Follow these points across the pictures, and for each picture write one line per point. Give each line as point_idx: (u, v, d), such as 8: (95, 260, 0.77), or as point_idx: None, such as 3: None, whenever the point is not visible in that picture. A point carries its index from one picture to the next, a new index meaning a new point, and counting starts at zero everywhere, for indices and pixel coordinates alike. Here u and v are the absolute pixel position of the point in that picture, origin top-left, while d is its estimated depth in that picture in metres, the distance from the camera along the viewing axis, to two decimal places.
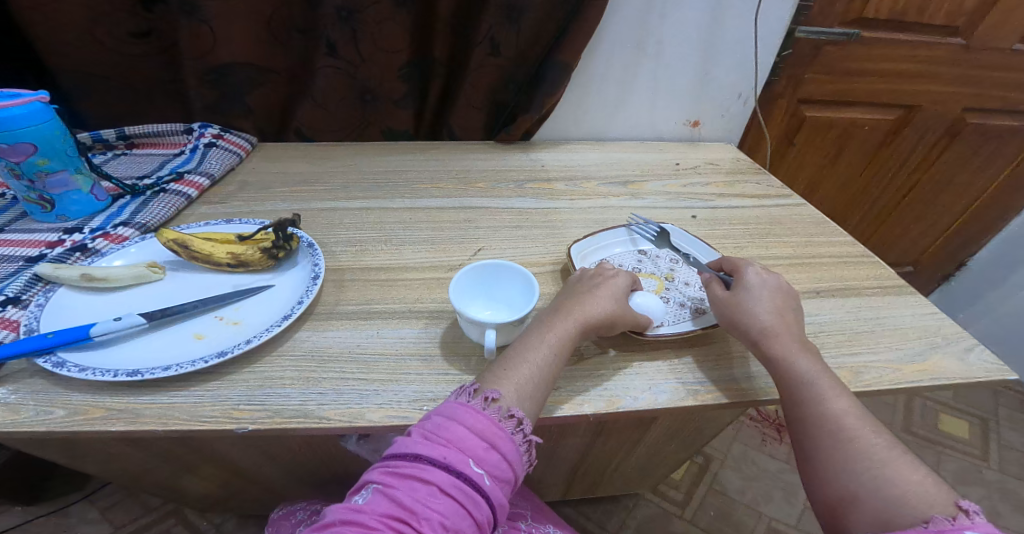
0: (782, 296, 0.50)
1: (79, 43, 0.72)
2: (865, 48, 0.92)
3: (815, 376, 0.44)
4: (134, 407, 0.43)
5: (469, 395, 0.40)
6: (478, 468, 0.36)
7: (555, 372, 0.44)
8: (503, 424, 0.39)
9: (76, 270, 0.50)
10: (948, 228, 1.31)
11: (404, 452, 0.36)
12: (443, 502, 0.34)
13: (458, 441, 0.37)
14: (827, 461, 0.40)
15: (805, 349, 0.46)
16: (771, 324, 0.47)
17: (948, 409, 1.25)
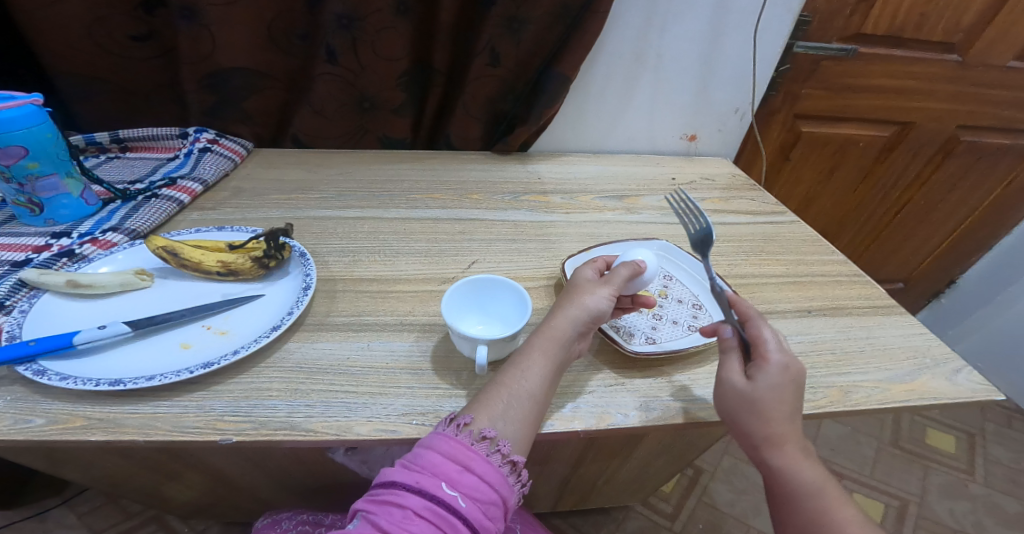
0: (796, 383, 0.43)
1: (77, 46, 0.72)
2: (863, 64, 0.93)
3: (820, 486, 0.42)
4: (116, 417, 0.43)
5: (446, 422, 0.40)
6: (451, 491, 0.35)
7: (531, 387, 0.43)
8: (474, 446, 0.38)
9: (62, 276, 0.50)
10: (940, 246, 1.32)
11: (382, 482, 0.37)
12: (418, 525, 0.33)
13: (430, 465, 0.36)
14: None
15: (810, 456, 0.44)
16: (782, 432, 0.43)
17: (938, 425, 1.25)
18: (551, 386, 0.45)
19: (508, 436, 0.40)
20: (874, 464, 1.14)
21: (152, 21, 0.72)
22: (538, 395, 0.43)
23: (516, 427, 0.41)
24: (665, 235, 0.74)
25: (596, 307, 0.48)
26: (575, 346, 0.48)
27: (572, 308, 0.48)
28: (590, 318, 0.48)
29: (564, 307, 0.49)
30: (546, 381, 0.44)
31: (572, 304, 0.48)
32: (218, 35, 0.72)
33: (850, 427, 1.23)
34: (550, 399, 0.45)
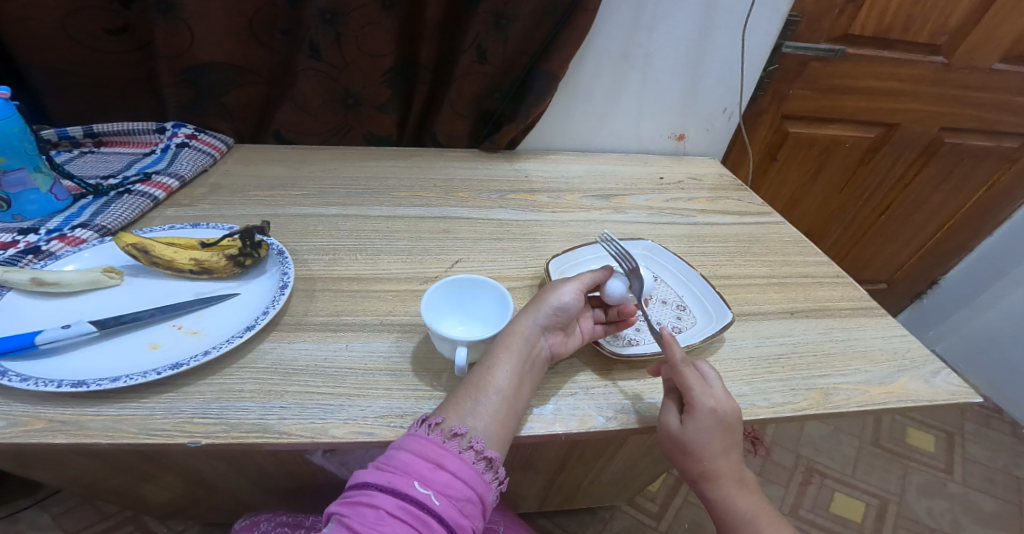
0: (720, 421, 0.43)
1: (47, 37, 0.70)
2: (850, 65, 0.93)
3: (754, 515, 0.44)
4: (80, 420, 0.41)
5: (419, 422, 0.40)
6: (425, 489, 0.35)
7: (500, 382, 0.43)
8: (448, 444, 0.38)
9: (25, 274, 0.48)
10: (921, 248, 1.33)
11: (356, 484, 0.36)
12: (392, 524, 0.33)
13: (402, 465, 0.36)
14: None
15: (746, 484, 0.45)
16: (714, 467, 0.44)
17: (919, 424, 1.27)
18: (522, 381, 0.44)
19: (479, 431, 0.40)
20: (854, 463, 1.15)
21: (129, 14, 0.70)
22: (507, 391, 0.43)
23: (485, 423, 0.40)
24: (652, 235, 0.73)
25: (562, 301, 0.49)
26: (543, 342, 0.48)
27: (535, 305, 0.48)
28: (555, 313, 0.48)
29: (526, 306, 0.49)
30: (515, 377, 0.44)
31: (535, 301, 0.49)
32: (196, 28, 0.70)
33: (832, 426, 1.24)
34: (523, 395, 0.44)
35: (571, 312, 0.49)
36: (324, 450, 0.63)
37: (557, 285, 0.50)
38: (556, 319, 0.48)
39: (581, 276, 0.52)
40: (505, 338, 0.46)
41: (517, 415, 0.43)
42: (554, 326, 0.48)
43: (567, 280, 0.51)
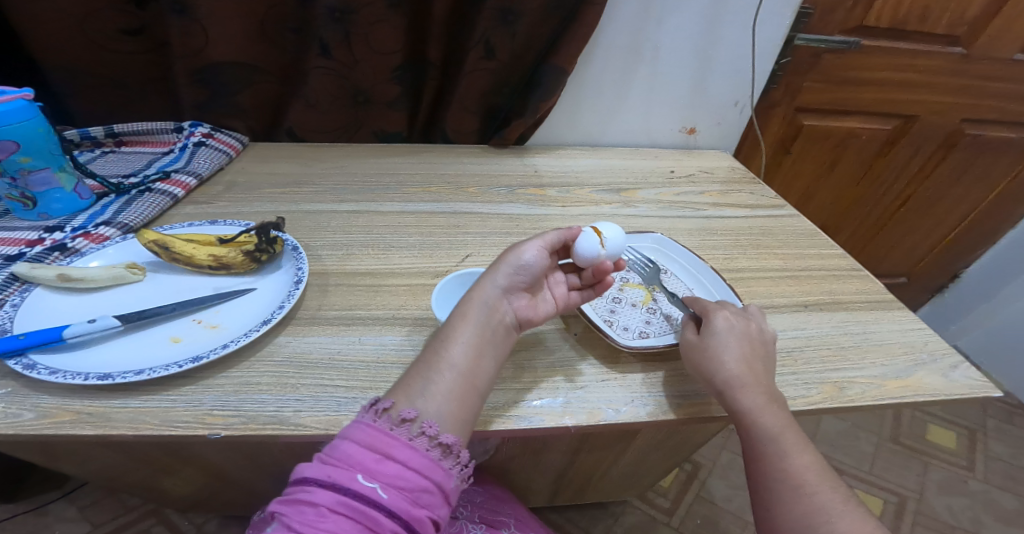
0: (745, 331, 0.48)
1: (68, 39, 0.72)
2: (865, 57, 0.91)
3: (780, 431, 0.42)
4: (105, 412, 0.43)
5: (366, 409, 0.38)
6: (370, 482, 0.33)
7: (455, 356, 0.43)
8: (395, 432, 0.36)
9: (52, 270, 0.50)
10: (942, 240, 1.30)
11: (296, 480, 0.34)
12: (334, 520, 0.31)
13: (346, 457, 0.34)
14: (785, 519, 0.38)
15: (772, 401, 0.44)
16: (738, 373, 0.44)
17: (938, 420, 1.25)
18: (480, 354, 0.44)
19: (433, 415, 0.39)
20: (872, 459, 1.14)
21: (145, 15, 0.72)
22: (462, 365, 0.42)
23: (438, 404, 0.39)
24: (662, 229, 0.73)
25: (520, 263, 0.48)
26: (506, 308, 0.47)
27: (493, 271, 0.48)
28: (515, 274, 0.47)
29: (484, 273, 0.49)
30: (471, 350, 0.43)
31: (494, 267, 0.48)
32: (210, 29, 0.71)
33: (849, 422, 1.22)
34: (481, 367, 0.43)
35: (531, 273, 0.48)
36: None
37: (517, 244, 0.49)
38: (518, 280, 0.48)
39: (543, 235, 0.50)
40: (462, 308, 0.46)
41: (478, 392, 0.42)
42: (516, 288, 0.48)
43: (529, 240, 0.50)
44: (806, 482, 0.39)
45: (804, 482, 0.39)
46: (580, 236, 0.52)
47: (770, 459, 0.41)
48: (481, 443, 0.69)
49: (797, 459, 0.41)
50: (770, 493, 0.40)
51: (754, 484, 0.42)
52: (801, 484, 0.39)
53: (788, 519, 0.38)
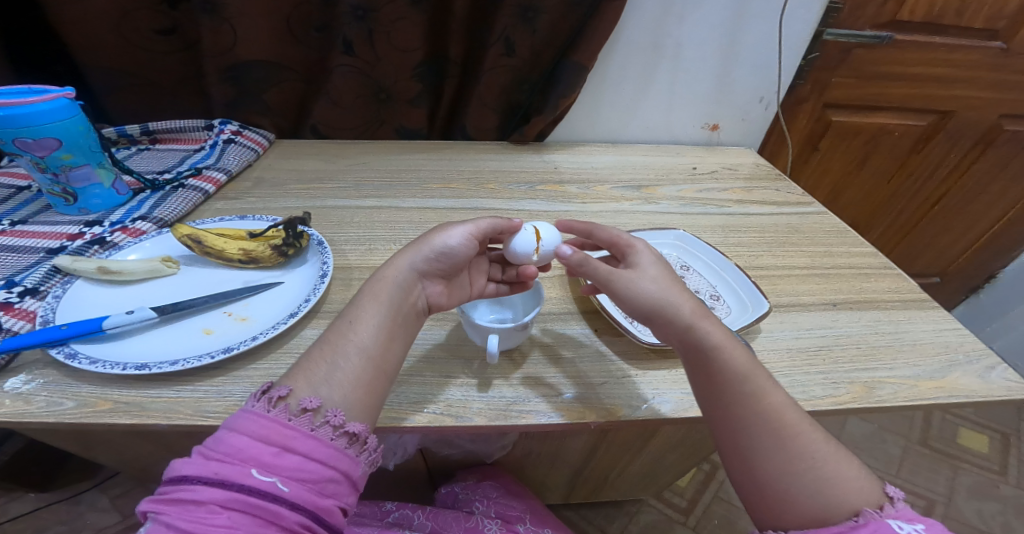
0: (666, 263, 0.47)
1: (103, 40, 0.74)
2: (898, 52, 0.88)
3: (749, 371, 0.41)
4: (141, 401, 0.44)
5: (256, 397, 0.37)
6: (267, 476, 0.33)
7: (363, 339, 0.41)
8: (293, 422, 0.35)
9: (93, 263, 0.52)
10: (977, 239, 1.26)
11: (174, 477, 0.33)
12: (225, 516, 0.31)
13: (236, 451, 0.33)
14: (766, 463, 0.39)
15: (732, 341, 0.43)
16: (693, 311, 0.43)
17: (969, 424, 1.21)
18: (391, 339, 0.42)
19: (337, 403, 0.38)
20: (899, 462, 1.11)
21: (176, 16, 0.74)
22: (373, 350, 0.41)
23: (344, 392, 0.38)
24: (684, 226, 0.72)
25: (442, 247, 0.46)
26: (420, 292, 0.46)
27: (412, 253, 0.46)
28: (436, 259, 0.46)
29: (401, 253, 0.47)
30: (382, 334, 0.42)
31: (414, 248, 0.46)
32: (238, 28, 0.73)
33: (876, 424, 1.20)
34: (391, 351, 0.42)
35: (452, 258, 0.46)
36: None
37: (443, 228, 0.47)
38: (439, 266, 0.46)
39: (474, 222, 0.48)
40: (373, 288, 0.44)
41: (387, 376, 0.41)
42: (435, 273, 0.47)
43: (456, 225, 0.48)
44: (786, 422, 0.39)
45: (785, 423, 0.39)
46: (518, 232, 0.52)
47: (749, 400, 0.40)
48: (500, 437, 0.69)
49: (773, 397, 0.41)
50: (745, 435, 0.40)
51: (720, 423, 0.41)
52: (782, 426, 0.39)
53: (772, 463, 0.38)
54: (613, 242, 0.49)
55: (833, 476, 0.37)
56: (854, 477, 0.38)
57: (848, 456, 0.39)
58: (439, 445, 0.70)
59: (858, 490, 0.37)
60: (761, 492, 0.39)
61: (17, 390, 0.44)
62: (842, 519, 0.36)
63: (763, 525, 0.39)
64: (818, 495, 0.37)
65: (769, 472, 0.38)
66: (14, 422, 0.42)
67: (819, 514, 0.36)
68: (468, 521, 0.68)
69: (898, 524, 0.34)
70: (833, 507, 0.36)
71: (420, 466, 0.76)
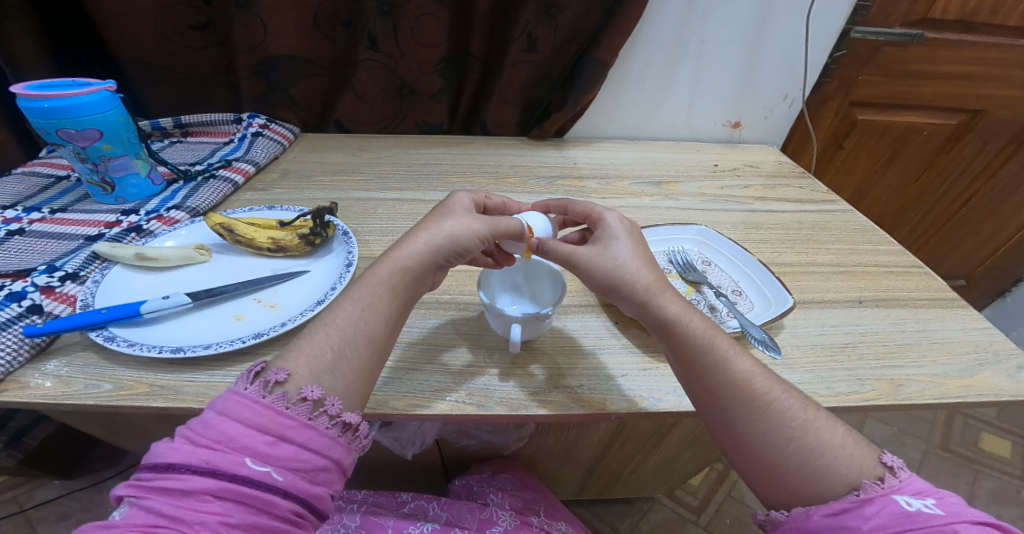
0: (635, 234, 0.47)
1: (139, 35, 0.76)
2: (929, 50, 0.86)
3: (712, 338, 0.42)
4: (175, 384, 0.45)
5: (247, 379, 0.36)
6: (262, 466, 0.32)
7: (371, 330, 0.40)
8: (289, 411, 0.35)
9: (130, 250, 0.54)
10: (1005, 243, 1.23)
11: (157, 464, 0.32)
12: (218, 505, 0.30)
13: (229, 439, 0.32)
14: (748, 435, 0.38)
15: (693, 309, 0.44)
16: (654, 280, 0.44)
17: (992, 428, 1.19)
18: (394, 327, 0.42)
19: (336, 392, 0.37)
20: (919, 466, 1.10)
21: (210, 11, 0.75)
22: (379, 341, 0.41)
23: (346, 382, 0.38)
24: (705, 222, 0.72)
25: (448, 238, 0.44)
26: (428, 281, 0.46)
27: (431, 242, 0.44)
28: (454, 253, 0.45)
29: (416, 237, 0.45)
30: (387, 323, 0.41)
31: (433, 236, 0.44)
32: (269, 23, 0.74)
33: (896, 427, 1.18)
34: (393, 345, 0.42)
35: (457, 248, 0.45)
36: (379, 424, 0.64)
37: (463, 219, 0.46)
38: (454, 259, 0.45)
39: (499, 218, 0.46)
40: (385, 277, 0.42)
41: (383, 365, 0.41)
42: (448, 263, 0.46)
43: (475, 218, 0.46)
44: (757, 390, 0.39)
45: (756, 391, 0.39)
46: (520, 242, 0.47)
47: (716, 370, 0.40)
48: (516, 429, 0.70)
49: (740, 364, 0.41)
50: (720, 408, 0.40)
51: (698, 399, 0.41)
52: (753, 395, 0.39)
53: (753, 435, 0.38)
54: (587, 216, 0.50)
55: (819, 445, 0.37)
56: (843, 445, 0.37)
57: (834, 421, 0.39)
58: (456, 436, 0.71)
59: (849, 458, 0.37)
60: (755, 466, 0.38)
61: (55, 373, 0.46)
62: (839, 492, 0.35)
63: (767, 502, 0.39)
64: (805, 466, 0.36)
65: (754, 445, 0.38)
66: (54, 403, 0.44)
67: (812, 485, 0.36)
68: (482, 512, 0.68)
69: (907, 500, 0.33)
70: (825, 477, 0.36)
71: (436, 457, 0.77)
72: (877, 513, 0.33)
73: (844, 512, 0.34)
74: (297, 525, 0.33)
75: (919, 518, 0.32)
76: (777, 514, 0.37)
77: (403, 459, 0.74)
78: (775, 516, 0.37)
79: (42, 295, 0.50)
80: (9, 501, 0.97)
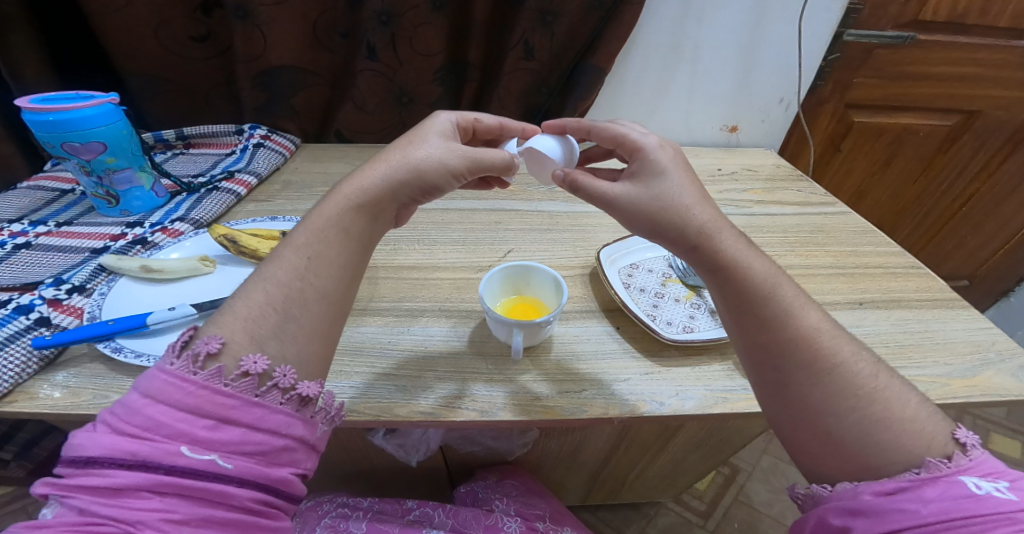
0: (682, 165, 0.43)
1: (142, 47, 0.77)
2: (922, 52, 0.87)
3: (775, 285, 0.40)
4: None
5: (173, 355, 0.33)
6: (202, 452, 0.30)
7: (320, 284, 0.39)
8: (228, 390, 0.33)
9: (136, 263, 0.55)
10: (1007, 243, 1.24)
11: (79, 460, 0.30)
12: (159, 501, 0.29)
13: (159, 426, 0.30)
14: (804, 401, 0.37)
15: (750, 249, 0.42)
16: (709, 221, 0.41)
17: (1001, 429, 1.19)
18: (351, 281, 0.41)
19: (287, 359, 0.36)
20: None
21: (210, 22, 0.77)
22: (332, 295, 0.39)
23: (297, 346, 0.36)
24: None
25: (418, 164, 0.43)
26: (394, 208, 0.44)
27: (397, 175, 0.43)
28: (421, 190, 0.44)
29: (379, 169, 0.43)
30: (342, 277, 0.40)
31: (402, 163, 0.43)
32: (269, 34, 0.75)
33: None
34: (349, 301, 0.41)
35: (424, 176, 0.43)
36: (385, 431, 0.64)
37: (434, 150, 0.44)
38: (422, 196, 0.44)
39: (481, 150, 0.45)
40: (334, 223, 0.41)
41: (338, 327, 0.40)
42: (415, 199, 0.45)
43: (449, 149, 0.44)
44: (823, 349, 0.38)
45: (821, 350, 0.38)
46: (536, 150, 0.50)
47: (775, 324, 0.39)
48: (521, 435, 0.70)
49: (805, 319, 0.39)
50: (778, 365, 0.38)
51: (753, 352, 0.40)
52: (817, 355, 0.37)
53: (810, 399, 0.37)
54: (619, 142, 0.46)
55: (884, 417, 0.35)
56: (913, 418, 0.36)
57: (907, 389, 0.37)
58: (460, 442, 0.71)
59: (918, 431, 0.35)
60: (808, 433, 0.37)
61: (64, 384, 0.46)
62: (896, 469, 0.34)
63: (811, 473, 0.38)
64: (865, 440, 0.35)
65: (811, 412, 0.37)
66: (64, 414, 0.44)
67: (868, 459, 0.35)
68: (488, 519, 0.68)
69: (975, 483, 0.32)
70: (884, 451, 0.35)
71: (441, 464, 0.77)
72: (938, 495, 0.31)
73: (901, 491, 0.33)
74: (261, 512, 0.31)
75: (988, 503, 0.30)
76: (820, 489, 0.36)
77: (409, 467, 0.75)
78: (817, 492, 0.36)
79: (50, 307, 0.51)
80: (18, 511, 0.97)
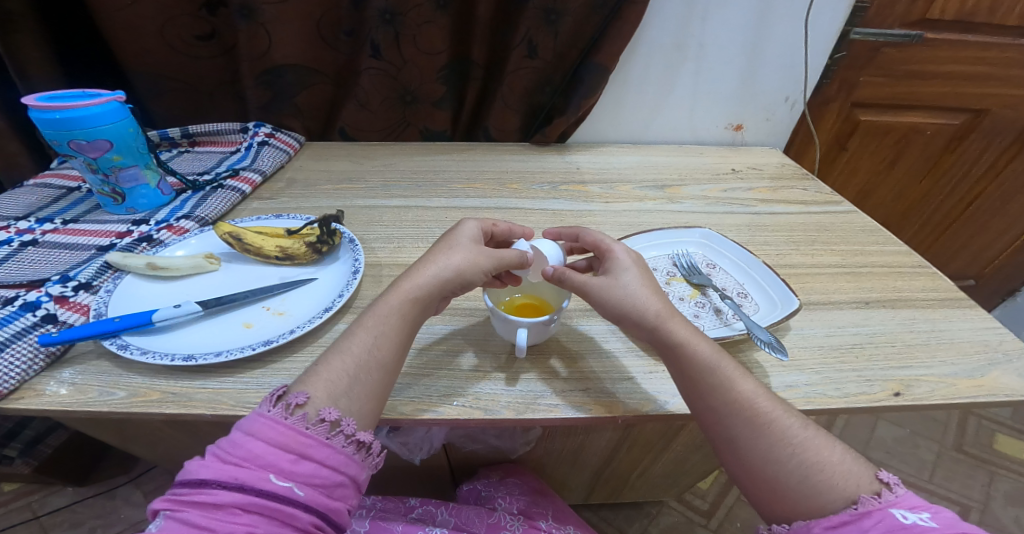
0: (640, 263, 0.47)
1: (148, 46, 0.77)
2: (930, 50, 0.87)
3: (716, 360, 0.42)
4: (187, 391, 0.45)
5: (270, 402, 0.37)
6: (285, 481, 0.33)
7: (384, 356, 0.41)
8: (310, 431, 0.35)
9: (142, 260, 0.55)
10: (1014, 242, 1.23)
11: (189, 480, 0.33)
12: (247, 517, 0.31)
13: (255, 458, 0.33)
14: (751, 452, 0.38)
15: (695, 330, 0.44)
16: (663, 307, 0.44)
17: (1008, 430, 1.18)
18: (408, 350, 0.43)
19: (352, 413, 0.38)
20: (933, 468, 1.09)
21: (215, 20, 0.77)
22: (394, 365, 0.41)
23: (360, 403, 0.38)
24: (709, 225, 0.72)
25: (454, 267, 0.44)
26: (432, 307, 0.45)
27: (440, 275, 0.44)
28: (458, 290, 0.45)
29: (423, 269, 0.44)
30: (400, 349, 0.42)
31: (440, 267, 0.44)
32: (273, 32, 0.75)
33: (907, 429, 1.17)
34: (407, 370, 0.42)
35: (462, 278, 0.44)
36: (388, 429, 0.64)
37: (469, 253, 0.45)
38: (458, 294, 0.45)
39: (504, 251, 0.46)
40: (402, 300, 0.43)
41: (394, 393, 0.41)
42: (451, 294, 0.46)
43: (482, 251, 0.45)
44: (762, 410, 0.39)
45: (760, 409, 0.39)
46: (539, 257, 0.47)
47: (720, 391, 0.40)
48: (524, 433, 0.70)
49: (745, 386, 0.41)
50: (724, 425, 0.40)
51: (699, 414, 0.41)
52: (757, 413, 0.39)
53: (752, 455, 0.38)
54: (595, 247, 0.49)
55: (817, 461, 0.37)
56: (840, 461, 0.37)
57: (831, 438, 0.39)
58: (463, 440, 0.71)
59: (847, 472, 0.37)
60: (755, 480, 0.38)
61: (70, 381, 0.46)
62: (838, 506, 0.35)
63: (768, 515, 0.39)
64: (806, 482, 0.37)
65: (756, 464, 0.38)
66: (71, 411, 0.44)
67: (812, 500, 0.36)
68: (490, 516, 0.68)
69: (903, 513, 0.34)
70: (823, 491, 0.36)
71: (444, 462, 0.77)
72: (874, 526, 0.33)
73: (843, 525, 0.34)
74: None
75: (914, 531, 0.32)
76: (780, 527, 0.37)
77: (411, 465, 0.75)
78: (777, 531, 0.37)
79: (57, 304, 0.51)
80: (23, 508, 0.98)
